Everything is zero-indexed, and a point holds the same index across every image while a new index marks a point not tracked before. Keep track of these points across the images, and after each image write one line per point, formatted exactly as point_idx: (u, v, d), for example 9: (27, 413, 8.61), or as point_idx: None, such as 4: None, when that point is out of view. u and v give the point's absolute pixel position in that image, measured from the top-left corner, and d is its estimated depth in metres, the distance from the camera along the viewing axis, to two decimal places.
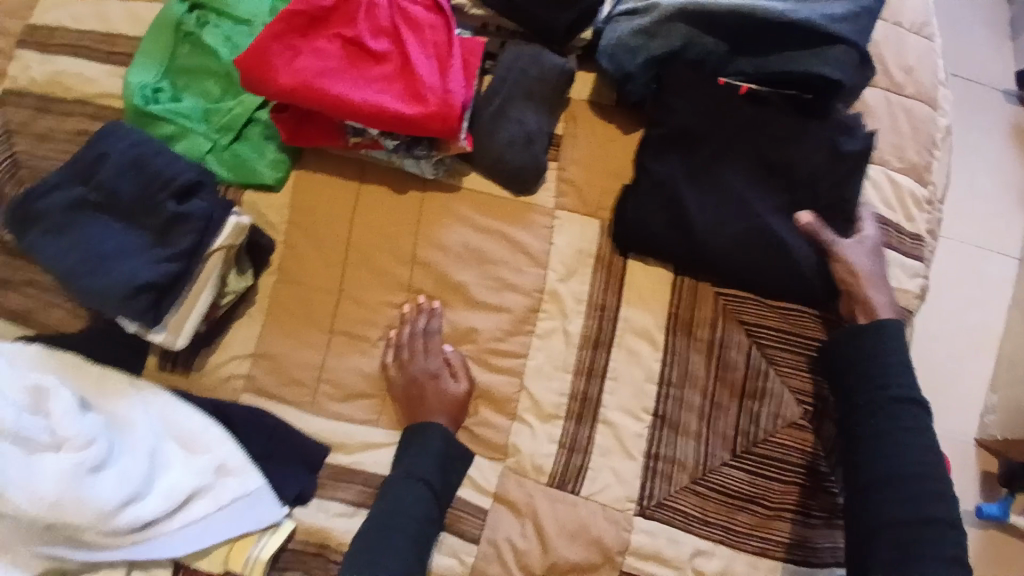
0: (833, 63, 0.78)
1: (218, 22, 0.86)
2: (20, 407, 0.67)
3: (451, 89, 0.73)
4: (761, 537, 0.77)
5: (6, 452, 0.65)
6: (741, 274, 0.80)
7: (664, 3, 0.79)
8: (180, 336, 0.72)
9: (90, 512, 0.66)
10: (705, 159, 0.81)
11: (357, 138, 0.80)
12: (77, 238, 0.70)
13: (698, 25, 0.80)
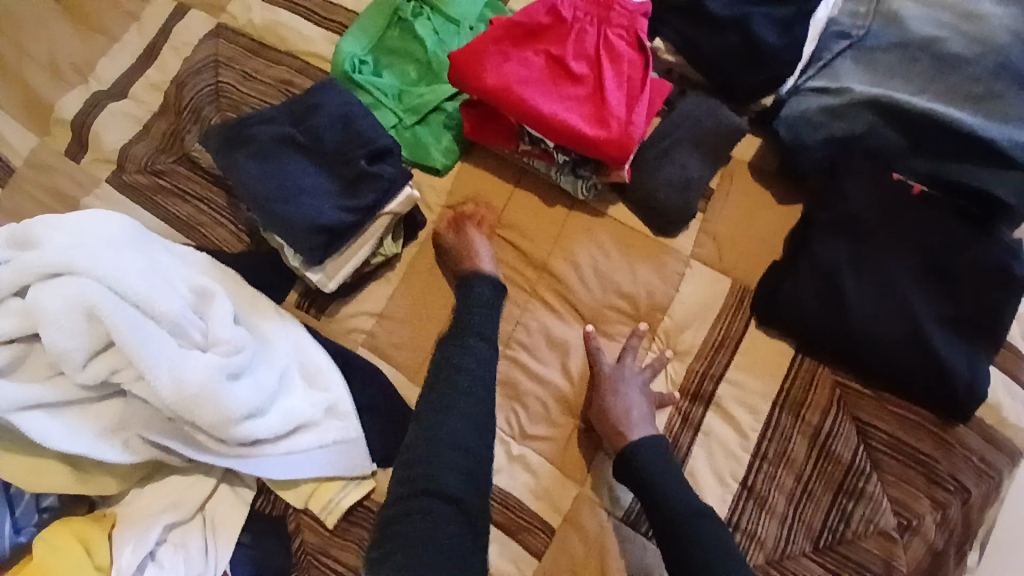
0: (1009, 186, 0.77)
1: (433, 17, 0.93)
2: (186, 302, 0.71)
3: (635, 122, 0.77)
4: None
5: (164, 338, 0.68)
6: (878, 367, 0.79)
7: (856, 89, 0.82)
8: (333, 280, 0.78)
9: (221, 413, 0.68)
10: (869, 242, 0.80)
11: (529, 145, 0.84)
12: (278, 170, 0.78)
13: (885, 116, 0.81)
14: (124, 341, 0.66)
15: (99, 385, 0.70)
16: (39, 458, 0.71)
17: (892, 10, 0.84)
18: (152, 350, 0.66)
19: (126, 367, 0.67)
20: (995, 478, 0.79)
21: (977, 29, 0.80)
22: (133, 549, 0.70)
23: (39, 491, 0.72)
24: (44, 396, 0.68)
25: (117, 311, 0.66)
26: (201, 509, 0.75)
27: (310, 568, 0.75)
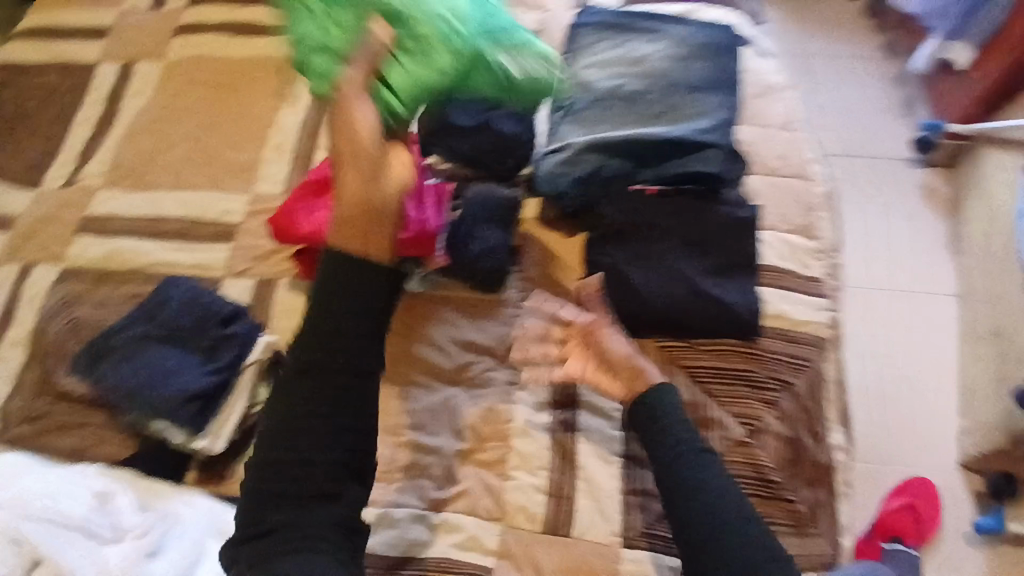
0: (710, 162, 1.05)
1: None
2: (92, 506, 0.82)
3: (427, 219, 0.98)
4: None
5: (80, 541, 0.79)
6: (683, 325, 1.00)
7: (577, 142, 1.08)
8: (220, 438, 0.90)
9: None
10: (636, 236, 1.04)
11: (358, 266, 1.02)
12: (146, 365, 0.91)
13: (606, 152, 1.07)
14: (47, 552, 0.77)
15: None
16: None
17: (582, 78, 1.14)
18: (68, 554, 0.78)
19: None
20: (810, 366, 1.00)
21: (643, 69, 1.12)
22: None
23: None
24: None
25: (35, 534, 0.78)
26: None
27: None
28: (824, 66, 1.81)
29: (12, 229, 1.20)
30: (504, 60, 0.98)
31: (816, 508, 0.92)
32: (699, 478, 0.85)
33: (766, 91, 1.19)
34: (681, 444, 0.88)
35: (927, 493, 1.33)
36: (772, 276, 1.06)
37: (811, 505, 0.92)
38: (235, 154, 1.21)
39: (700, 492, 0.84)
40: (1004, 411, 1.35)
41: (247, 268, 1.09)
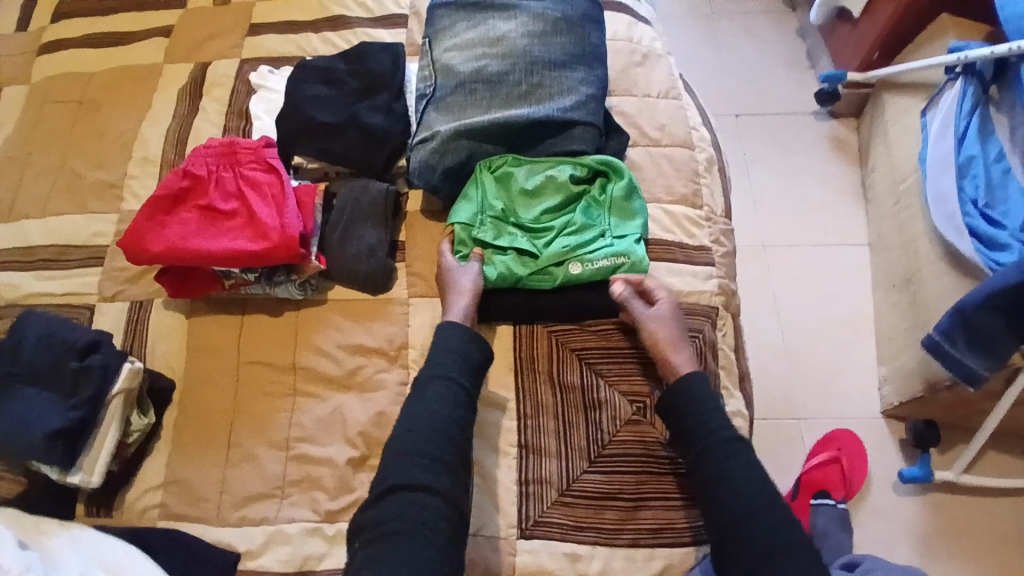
0: (578, 140, 1.05)
1: (470, 191, 1.05)
2: None
3: (289, 224, 0.93)
4: (636, 535, 0.87)
5: None
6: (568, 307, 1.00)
7: (443, 129, 1.04)
8: (93, 473, 0.87)
9: None
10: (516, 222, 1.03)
11: (229, 280, 1.00)
12: (6, 406, 0.87)
13: (474, 137, 1.05)
14: None
15: None
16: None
17: (443, 66, 1.10)
18: None
19: None
20: (701, 336, 1.00)
21: (502, 48, 1.08)
22: None
23: None
24: None
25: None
26: None
27: None
28: (726, 31, 1.81)
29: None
30: (574, 271, 0.98)
31: None
32: (727, 468, 0.85)
33: (644, 61, 1.20)
34: (705, 433, 0.87)
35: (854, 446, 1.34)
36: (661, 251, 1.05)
37: None
38: (103, 173, 1.16)
39: (713, 478, 0.85)
40: (919, 360, 1.29)
41: (118, 291, 1.06)
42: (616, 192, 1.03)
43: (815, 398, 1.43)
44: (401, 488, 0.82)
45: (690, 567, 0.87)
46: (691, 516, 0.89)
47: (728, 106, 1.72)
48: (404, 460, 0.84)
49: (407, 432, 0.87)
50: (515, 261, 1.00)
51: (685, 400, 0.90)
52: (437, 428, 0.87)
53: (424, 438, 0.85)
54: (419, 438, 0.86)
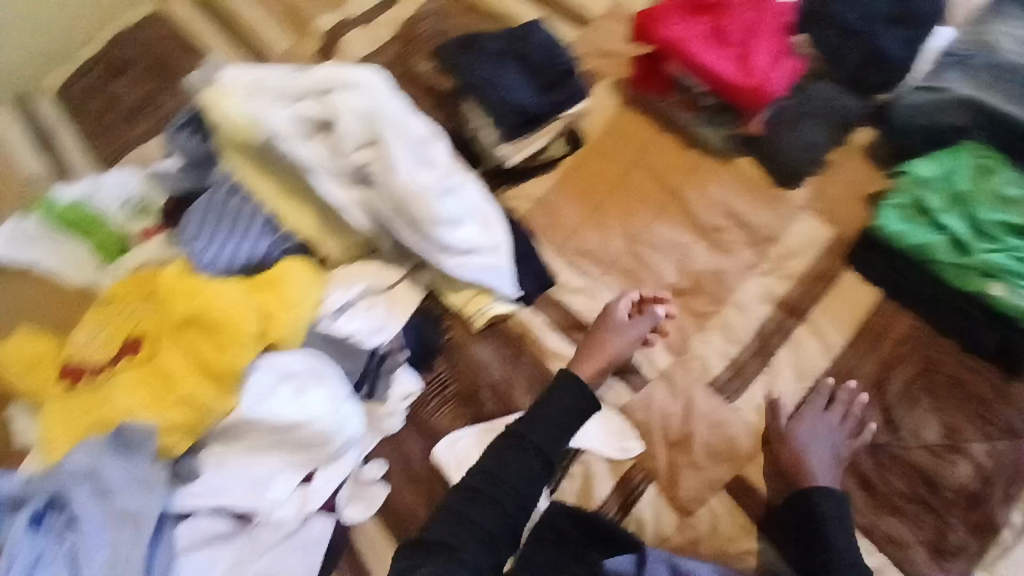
0: None
1: (943, 156, 1.02)
2: (424, 135, 0.94)
3: (773, 77, 1.03)
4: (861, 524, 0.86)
5: (412, 151, 0.92)
6: (947, 314, 0.95)
7: (954, 91, 1.04)
8: (515, 155, 1.05)
9: (434, 214, 0.94)
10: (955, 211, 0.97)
11: (682, 96, 1.08)
12: (494, 69, 1.06)
13: (978, 114, 1.02)
14: (392, 144, 0.91)
15: (354, 172, 0.92)
16: (294, 207, 0.95)
17: (994, 36, 1.07)
18: (406, 153, 0.92)
19: (376, 161, 0.92)
20: None
21: None
22: (341, 292, 0.97)
23: (291, 231, 0.95)
24: (321, 164, 0.91)
25: (384, 118, 0.91)
26: (390, 288, 1.01)
27: (456, 354, 1.01)
28: None
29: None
30: (994, 290, 0.91)
31: (961, 549, 0.85)
32: None
33: None
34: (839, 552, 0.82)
35: None
36: None
37: (958, 543, 0.85)
38: None
39: None
40: None
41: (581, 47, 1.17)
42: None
43: None
44: (456, 528, 0.83)
45: None
46: (924, 564, 0.84)
47: None
48: (477, 470, 0.87)
49: (489, 453, 0.88)
50: (940, 237, 0.96)
51: (821, 515, 0.84)
52: (519, 456, 0.87)
53: (498, 493, 0.85)
54: (500, 467, 0.87)
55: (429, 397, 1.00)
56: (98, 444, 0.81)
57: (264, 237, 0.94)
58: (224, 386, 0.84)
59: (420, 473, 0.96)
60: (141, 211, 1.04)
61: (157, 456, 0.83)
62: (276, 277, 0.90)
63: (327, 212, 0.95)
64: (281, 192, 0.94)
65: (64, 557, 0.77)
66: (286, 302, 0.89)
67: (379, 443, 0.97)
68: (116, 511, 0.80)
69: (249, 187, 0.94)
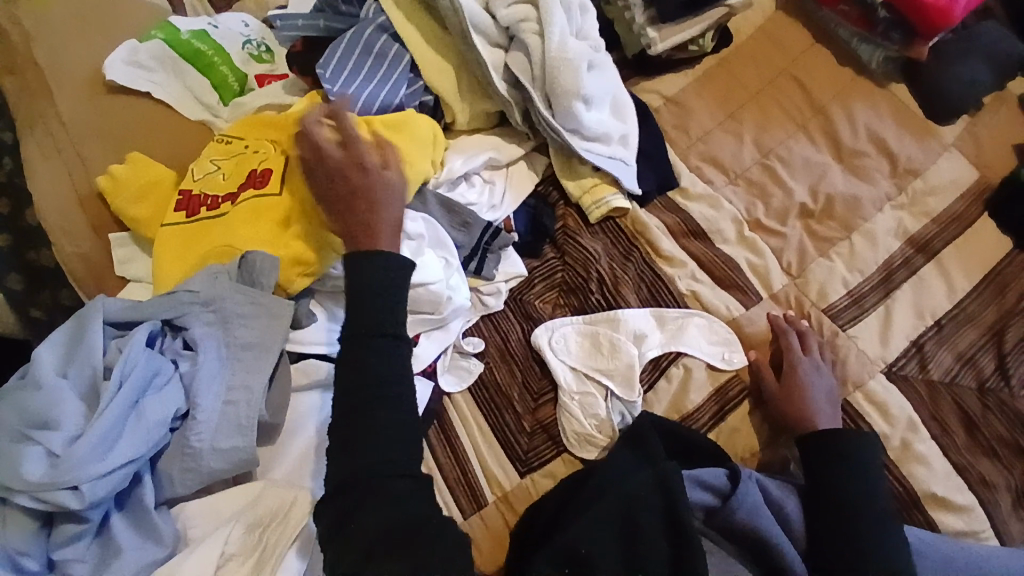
0: None
1: None
2: (577, 7, 0.95)
3: (956, 5, 1.02)
4: (960, 464, 0.85)
5: (563, 18, 0.92)
6: None
7: None
8: (663, 42, 1.02)
9: (577, 84, 0.91)
10: None
11: (851, 7, 1.06)
12: None
13: None
14: (548, 5, 0.91)
15: (503, 31, 0.92)
16: (437, 59, 0.93)
17: None
18: (558, 18, 0.91)
19: (529, 20, 0.91)
20: None
21: None
22: (463, 161, 0.93)
23: (429, 85, 0.93)
24: (474, 13, 0.89)
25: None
26: (507, 166, 0.98)
27: (564, 243, 0.97)
28: None
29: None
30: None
31: None
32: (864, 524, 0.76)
33: None
34: (863, 488, 0.78)
35: None
36: None
37: None
38: None
39: (854, 535, 0.75)
40: None
41: None
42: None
43: None
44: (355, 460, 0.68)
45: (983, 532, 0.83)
46: (1008, 511, 0.84)
47: None
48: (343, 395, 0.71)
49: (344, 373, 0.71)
50: None
51: (852, 451, 0.80)
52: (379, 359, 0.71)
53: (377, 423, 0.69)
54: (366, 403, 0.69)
55: (534, 282, 0.95)
56: (222, 272, 0.80)
57: (403, 84, 0.91)
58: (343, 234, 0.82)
59: (516, 354, 0.90)
60: (259, 55, 1.09)
61: (275, 291, 0.81)
62: (405, 128, 0.87)
63: (467, 70, 0.94)
64: (430, 41, 0.93)
65: (181, 381, 0.74)
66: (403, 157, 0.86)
67: (477, 320, 0.93)
68: (237, 343, 0.78)
69: (399, 31, 0.92)
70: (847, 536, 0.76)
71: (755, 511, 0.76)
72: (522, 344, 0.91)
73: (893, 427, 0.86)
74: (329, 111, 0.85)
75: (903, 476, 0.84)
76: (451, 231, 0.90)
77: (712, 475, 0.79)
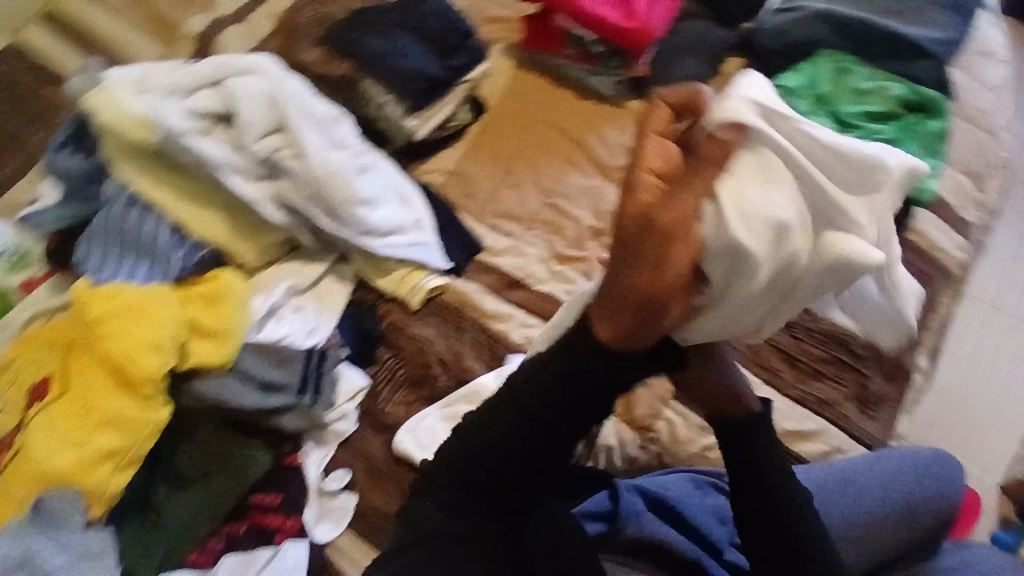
0: (923, 70, 1.11)
1: (803, 67, 1.12)
2: (331, 114, 0.94)
3: (653, 23, 1.12)
4: (795, 396, 0.97)
5: (316, 131, 0.92)
6: None
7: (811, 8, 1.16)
8: (422, 127, 1.07)
9: (351, 194, 0.93)
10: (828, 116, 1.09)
11: (572, 49, 1.16)
12: (388, 39, 1.07)
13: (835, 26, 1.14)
14: (295, 127, 0.90)
15: (261, 163, 0.90)
16: (201, 213, 0.91)
17: None
18: (309, 135, 0.91)
19: (286, 147, 0.91)
20: (933, 287, 1.02)
21: None
22: (263, 297, 0.93)
23: (201, 239, 0.91)
24: (225, 159, 0.88)
25: (287, 99, 0.90)
26: (314, 285, 0.98)
27: (396, 340, 0.99)
28: None
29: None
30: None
31: (883, 398, 0.97)
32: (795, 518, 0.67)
33: (990, 54, 1.24)
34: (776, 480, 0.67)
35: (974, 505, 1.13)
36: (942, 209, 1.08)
37: (880, 394, 0.97)
38: None
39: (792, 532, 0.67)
40: None
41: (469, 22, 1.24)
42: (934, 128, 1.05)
43: None
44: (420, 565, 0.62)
45: (830, 453, 0.93)
46: (855, 416, 0.96)
47: None
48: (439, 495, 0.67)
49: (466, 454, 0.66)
50: None
51: (756, 438, 0.69)
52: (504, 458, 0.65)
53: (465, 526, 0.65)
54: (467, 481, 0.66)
55: (379, 388, 0.98)
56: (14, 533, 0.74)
57: (173, 250, 0.89)
58: (156, 398, 0.82)
59: (383, 466, 0.94)
60: (18, 260, 0.99)
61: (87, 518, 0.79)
62: (220, 293, 0.87)
63: (239, 211, 0.93)
64: (188, 197, 0.91)
65: None
66: (217, 326, 0.86)
67: (336, 450, 0.95)
68: None
69: (151, 199, 0.89)
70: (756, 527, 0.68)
71: (640, 520, 0.81)
72: (385, 453, 0.94)
73: None
74: (109, 299, 0.83)
75: None
76: (274, 375, 0.90)
77: (597, 505, 0.83)
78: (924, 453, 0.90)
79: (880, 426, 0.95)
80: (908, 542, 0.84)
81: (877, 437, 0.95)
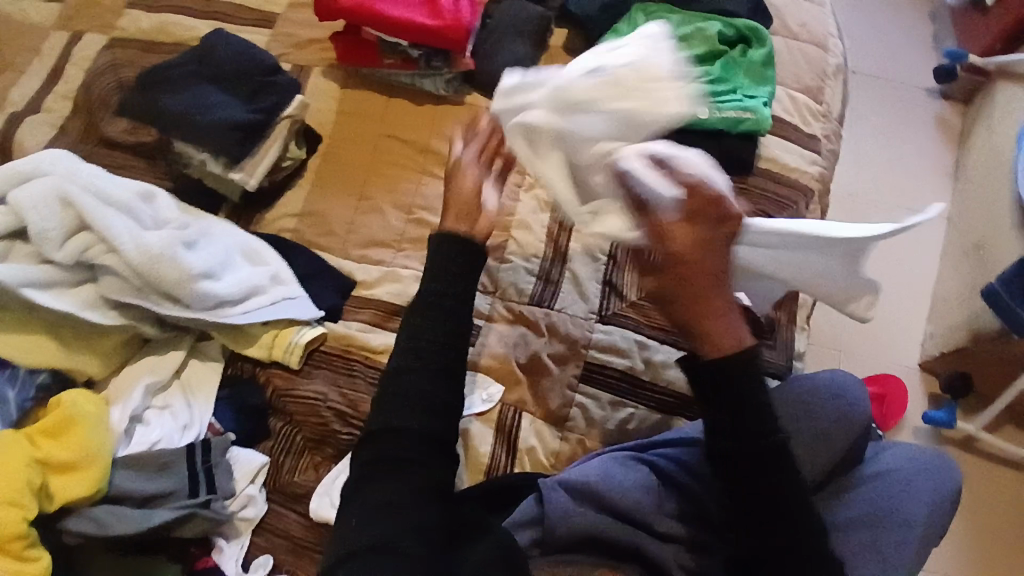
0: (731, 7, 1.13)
1: (620, 27, 1.10)
2: (136, 196, 0.91)
3: (462, 13, 1.06)
4: None
5: (124, 219, 0.87)
6: None
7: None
8: (252, 176, 0.99)
9: (182, 271, 0.87)
10: None
11: (392, 57, 1.10)
12: (190, 96, 1.00)
13: None
14: (96, 222, 0.85)
15: (74, 267, 0.87)
16: (29, 337, 0.87)
17: None
18: (115, 225, 0.86)
19: (94, 243, 0.86)
20: (795, 207, 1.04)
21: None
22: (121, 408, 0.87)
23: (32, 366, 0.86)
24: (30, 275, 0.84)
25: (79, 196, 0.85)
26: (177, 377, 0.93)
27: (285, 405, 0.93)
28: None
29: (68, 1, 1.25)
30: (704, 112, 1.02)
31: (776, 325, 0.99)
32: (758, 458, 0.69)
33: None
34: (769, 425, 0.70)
35: (899, 389, 1.29)
36: (787, 129, 1.10)
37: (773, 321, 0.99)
38: None
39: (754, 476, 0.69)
40: (968, 313, 1.26)
41: (283, 53, 1.17)
42: (755, 58, 1.07)
43: (876, 331, 1.38)
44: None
45: None
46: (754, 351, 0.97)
47: (853, 58, 1.65)
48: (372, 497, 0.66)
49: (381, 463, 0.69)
50: None
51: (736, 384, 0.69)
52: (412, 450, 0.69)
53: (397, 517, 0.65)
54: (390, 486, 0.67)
55: (281, 460, 0.92)
56: None
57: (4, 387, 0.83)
58: (20, 547, 0.73)
59: (305, 540, 0.88)
60: None
61: None
62: (67, 419, 0.81)
63: (70, 323, 0.89)
64: (12, 327, 0.86)
65: None
66: (73, 453, 0.80)
67: (253, 537, 0.89)
68: None
69: None
70: (756, 472, 0.68)
71: (568, 517, 0.79)
72: (306, 527, 0.89)
73: (633, 357, 0.95)
74: None
75: (664, 386, 0.94)
76: (153, 484, 0.84)
77: (524, 510, 0.82)
78: (821, 379, 0.90)
79: (779, 352, 0.97)
80: (828, 472, 0.88)
81: (779, 364, 0.97)
